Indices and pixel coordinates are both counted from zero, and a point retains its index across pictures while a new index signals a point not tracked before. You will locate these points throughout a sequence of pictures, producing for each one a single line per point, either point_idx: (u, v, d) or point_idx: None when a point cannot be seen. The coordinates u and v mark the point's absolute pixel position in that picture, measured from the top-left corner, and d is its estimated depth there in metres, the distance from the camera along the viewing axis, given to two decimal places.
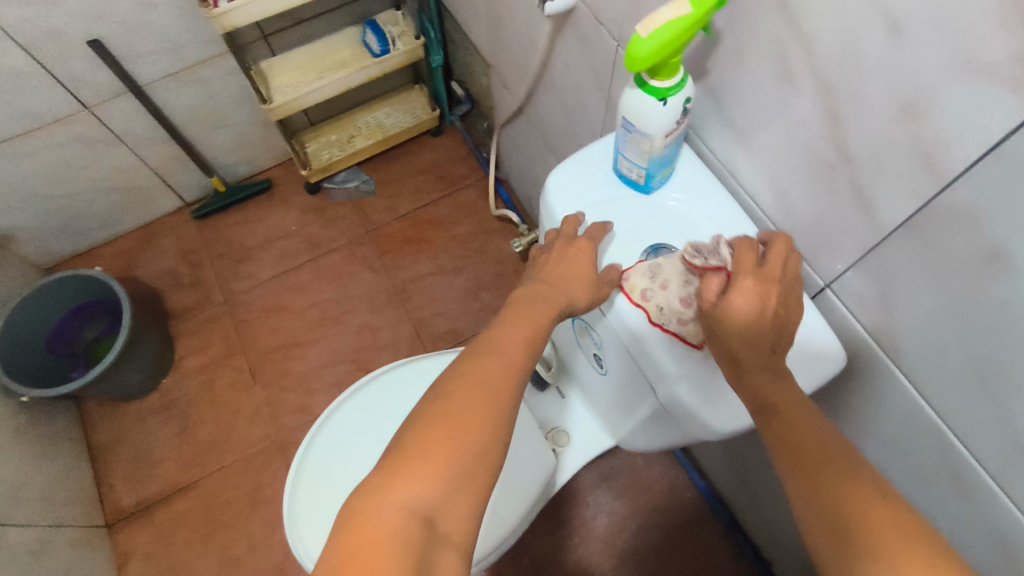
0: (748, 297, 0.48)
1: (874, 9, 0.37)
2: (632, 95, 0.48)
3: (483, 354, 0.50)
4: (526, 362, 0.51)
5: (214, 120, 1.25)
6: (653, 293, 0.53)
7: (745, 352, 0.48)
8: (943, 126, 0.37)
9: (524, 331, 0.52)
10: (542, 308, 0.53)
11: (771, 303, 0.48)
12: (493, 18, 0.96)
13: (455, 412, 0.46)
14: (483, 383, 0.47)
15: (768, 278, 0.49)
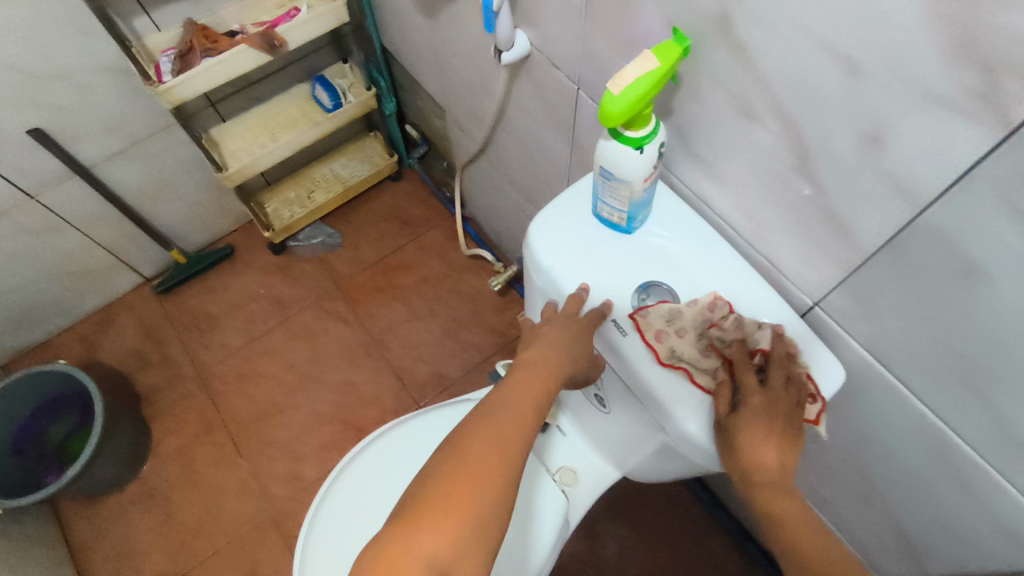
0: (757, 419, 0.50)
1: (830, 53, 0.39)
2: (608, 146, 0.50)
3: (495, 413, 0.50)
4: (534, 423, 0.51)
5: (166, 192, 1.22)
6: (668, 335, 0.54)
7: (756, 471, 0.49)
8: (911, 156, 0.38)
9: (532, 391, 0.53)
10: (548, 370, 0.55)
11: (778, 422, 0.50)
12: (443, 65, 0.97)
13: (470, 468, 0.46)
14: (497, 440, 0.48)
15: (775, 395, 0.51)
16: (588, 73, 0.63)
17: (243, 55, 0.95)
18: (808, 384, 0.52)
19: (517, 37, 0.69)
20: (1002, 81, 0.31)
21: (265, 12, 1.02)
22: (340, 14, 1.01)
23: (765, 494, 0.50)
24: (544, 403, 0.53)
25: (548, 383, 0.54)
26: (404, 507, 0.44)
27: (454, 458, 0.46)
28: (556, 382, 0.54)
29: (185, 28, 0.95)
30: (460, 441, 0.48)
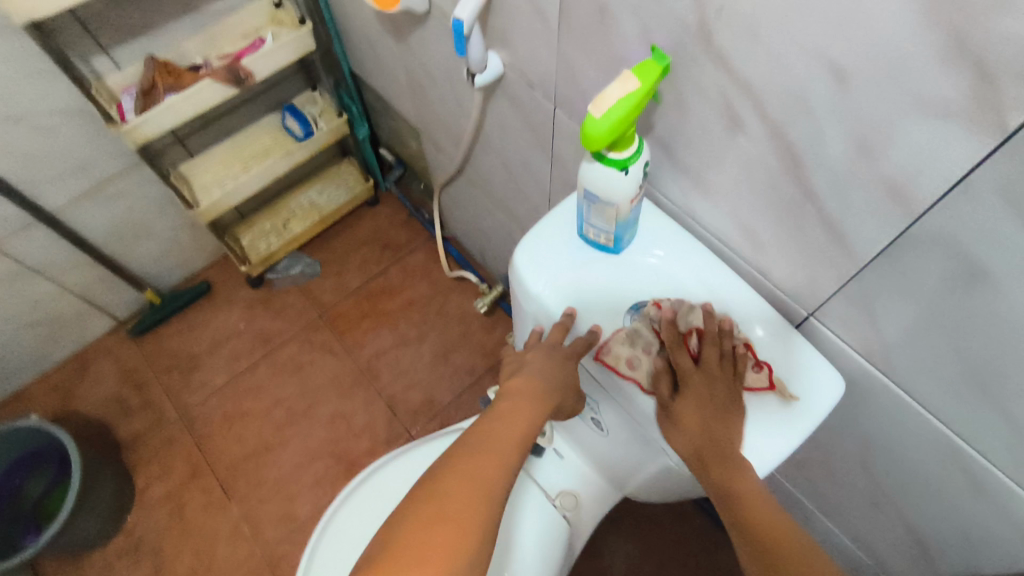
0: (698, 399, 0.51)
1: (817, 62, 0.38)
2: (592, 168, 0.48)
3: (473, 452, 0.49)
4: (517, 462, 0.51)
5: (138, 232, 1.18)
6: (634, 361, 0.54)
7: (706, 449, 0.50)
8: (904, 163, 0.38)
9: (513, 427, 0.52)
10: (530, 403, 0.54)
11: (719, 401, 0.51)
12: (416, 87, 0.95)
13: (450, 510, 0.45)
14: (475, 478, 0.47)
15: (710, 372, 0.52)
16: (565, 91, 0.62)
17: (209, 89, 0.93)
18: (747, 355, 0.53)
19: (490, 58, 0.68)
20: (998, 85, 0.31)
21: (228, 44, 1.00)
22: (308, 41, 0.99)
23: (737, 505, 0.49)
24: (528, 440, 0.52)
25: (533, 418, 0.53)
26: (380, 550, 0.43)
27: (434, 500, 0.45)
28: (539, 416, 0.54)
29: (148, 65, 0.92)
30: (440, 481, 0.47)
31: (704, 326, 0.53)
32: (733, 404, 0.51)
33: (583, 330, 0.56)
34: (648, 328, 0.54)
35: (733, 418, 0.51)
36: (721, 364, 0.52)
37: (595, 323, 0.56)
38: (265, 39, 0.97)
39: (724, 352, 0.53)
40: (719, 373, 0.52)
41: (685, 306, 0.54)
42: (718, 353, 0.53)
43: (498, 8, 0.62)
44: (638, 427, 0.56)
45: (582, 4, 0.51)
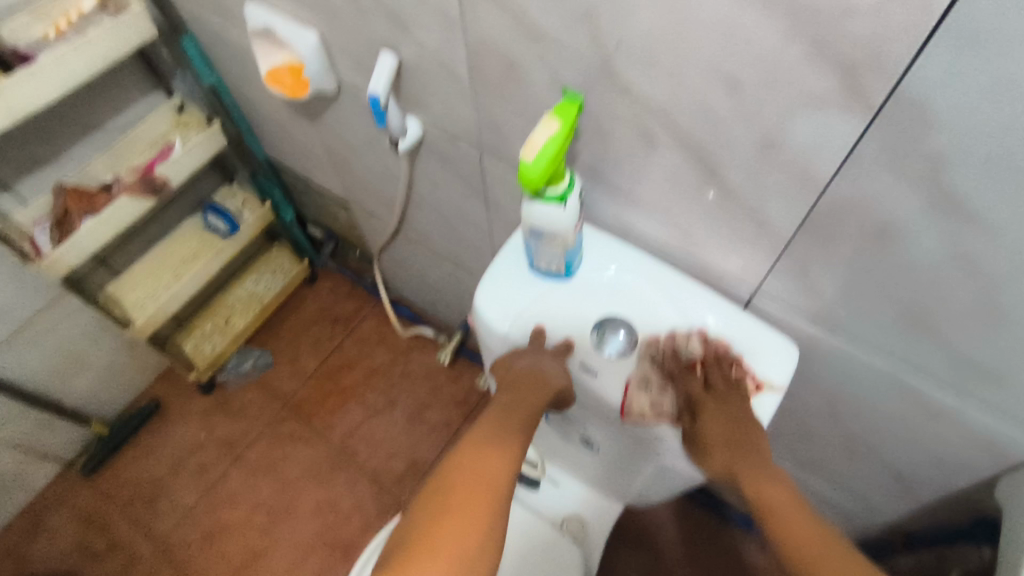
0: (721, 417, 0.55)
1: (708, 79, 0.43)
2: (534, 207, 0.52)
3: (479, 445, 0.54)
4: (516, 454, 0.55)
5: (72, 365, 1.13)
6: (653, 398, 0.56)
7: (738, 464, 0.55)
8: (802, 149, 0.43)
9: (513, 423, 0.57)
10: (528, 396, 0.57)
11: (738, 410, 0.55)
12: (338, 163, 0.97)
13: (460, 507, 0.49)
14: (482, 469, 0.52)
15: (722, 394, 0.56)
16: (488, 140, 0.66)
17: (127, 205, 0.91)
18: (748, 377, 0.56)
19: (409, 123, 0.71)
20: (862, 74, 0.36)
21: (136, 154, 0.97)
22: (219, 139, 1.00)
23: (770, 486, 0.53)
24: (525, 434, 0.57)
25: (528, 411, 0.57)
26: (400, 547, 0.47)
27: (443, 496, 0.50)
28: (539, 403, 0.57)
29: (56, 194, 0.90)
30: (449, 479, 0.51)
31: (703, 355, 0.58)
32: (747, 415, 0.56)
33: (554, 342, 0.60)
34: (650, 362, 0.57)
35: (752, 425, 0.55)
36: (725, 380, 0.57)
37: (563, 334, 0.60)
38: (173, 145, 0.97)
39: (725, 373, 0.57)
40: (728, 392, 0.56)
41: (686, 335, 0.58)
42: (720, 372, 0.57)
43: (409, 78, 0.65)
44: (629, 435, 0.59)
45: (490, 62, 0.55)
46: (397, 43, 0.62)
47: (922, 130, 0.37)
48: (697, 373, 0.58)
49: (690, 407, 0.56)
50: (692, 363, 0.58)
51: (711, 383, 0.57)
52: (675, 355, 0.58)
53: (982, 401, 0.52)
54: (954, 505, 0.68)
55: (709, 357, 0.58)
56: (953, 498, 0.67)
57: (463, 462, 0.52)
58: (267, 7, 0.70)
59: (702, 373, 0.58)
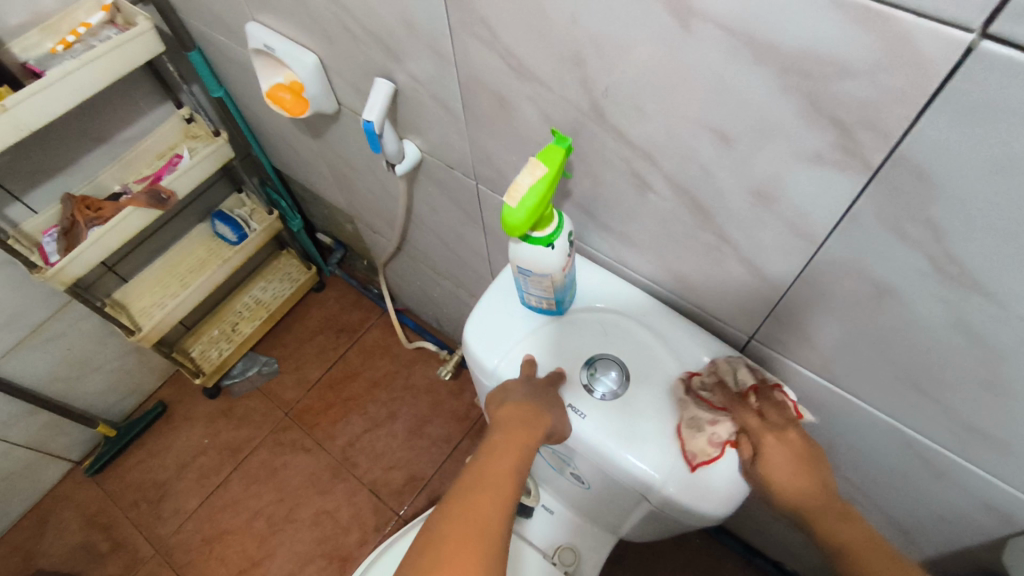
0: (786, 456, 0.50)
1: (700, 127, 0.41)
2: (520, 248, 0.51)
3: (470, 489, 0.48)
4: (512, 498, 0.49)
5: (80, 369, 1.14)
6: (705, 439, 0.51)
7: (809, 506, 0.50)
8: (796, 203, 0.41)
9: (508, 458, 0.51)
10: (523, 430, 0.52)
11: (797, 443, 0.50)
12: (341, 178, 0.97)
13: (448, 565, 0.43)
14: (473, 516, 0.46)
15: (777, 425, 0.51)
16: (483, 169, 0.65)
17: (132, 217, 0.92)
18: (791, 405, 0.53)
19: (406, 147, 0.70)
20: (857, 134, 0.34)
21: (146, 165, 1.00)
22: (225, 150, 1.00)
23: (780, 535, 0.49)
24: (522, 470, 0.51)
25: (522, 448, 0.51)
26: None
27: (430, 553, 0.44)
28: (534, 439, 0.52)
29: (64, 204, 0.92)
30: (437, 533, 0.45)
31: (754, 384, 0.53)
32: (810, 448, 0.51)
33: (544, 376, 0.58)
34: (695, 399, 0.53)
35: (816, 459, 0.50)
36: (776, 409, 0.52)
37: (552, 369, 0.58)
38: (182, 156, 0.98)
39: (773, 405, 0.52)
40: (779, 423, 0.51)
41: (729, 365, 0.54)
42: (772, 402, 0.52)
43: (405, 103, 0.64)
44: (615, 478, 0.58)
45: (482, 95, 0.54)
46: (391, 70, 0.61)
47: (921, 193, 0.35)
48: (749, 405, 0.52)
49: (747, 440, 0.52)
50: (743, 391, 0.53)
51: (764, 415, 0.52)
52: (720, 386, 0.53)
53: (986, 465, 0.49)
54: (958, 559, 0.65)
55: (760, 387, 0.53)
56: (957, 555, 0.64)
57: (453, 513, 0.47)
58: (267, 28, 0.70)
59: (755, 403, 0.52)
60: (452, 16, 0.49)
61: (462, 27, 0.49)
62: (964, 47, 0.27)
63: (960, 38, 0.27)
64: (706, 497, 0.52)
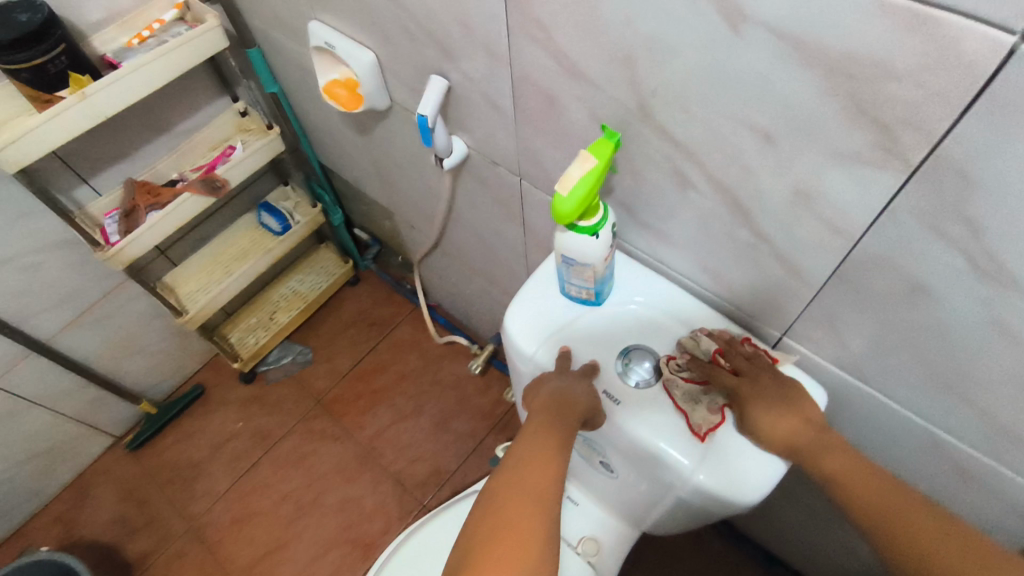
0: (766, 400, 0.54)
1: (745, 127, 0.44)
2: (566, 237, 0.53)
3: (521, 465, 0.53)
4: (557, 469, 0.53)
5: (127, 348, 1.20)
6: (696, 406, 0.56)
7: (797, 440, 0.53)
8: (835, 201, 0.43)
9: (552, 436, 0.55)
10: (562, 412, 0.56)
11: (774, 386, 0.55)
12: (385, 174, 1.00)
13: (507, 529, 0.49)
14: (525, 487, 0.51)
15: (753, 375, 0.55)
16: (527, 165, 0.68)
17: (188, 203, 0.97)
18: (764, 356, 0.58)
19: (453, 143, 0.73)
20: (898, 133, 0.36)
21: (201, 155, 1.05)
22: (276, 143, 1.05)
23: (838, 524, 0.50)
24: (565, 446, 0.55)
25: (564, 428, 0.56)
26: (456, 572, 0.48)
27: (489, 522, 0.50)
28: (573, 418, 0.56)
29: (126, 188, 0.97)
30: (494, 503, 0.51)
31: (721, 348, 0.57)
32: (788, 389, 0.54)
33: (581, 364, 0.60)
34: (683, 374, 0.58)
35: (797, 396, 0.54)
36: (752, 360, 0.57)
37: (588, 358, 0.60)
38: (236, 148, 1.03)
39: (742, 361, 0.57)
40: (752, 375, 0.55)
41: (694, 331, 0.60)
42: (742, 357, 0.57)
43: (456, 101, 0.68)
44: (645, 466, 0.60)
45: (533, 94, 0.57)
46: (446, 68, 0.64)
47: (959, 191, 0.36)
48: (723, 368, 0.57)
49: (731, 399, 0.56)
50: (714, 359, 0.57)
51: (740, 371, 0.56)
52: (695, 354, 0.58)
53: (1014, 465, 0.50)
54: None
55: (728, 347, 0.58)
56: None
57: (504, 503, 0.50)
58: (328, 27, 0.74)
59: (726, 364, 0.57)
60: (510, 18, 0.52)
61: (519, 28, 0.52)
62: (1006, 49, 0.29)
63: (1004, 40, 0.29)
64: (735, 486, 0.54)
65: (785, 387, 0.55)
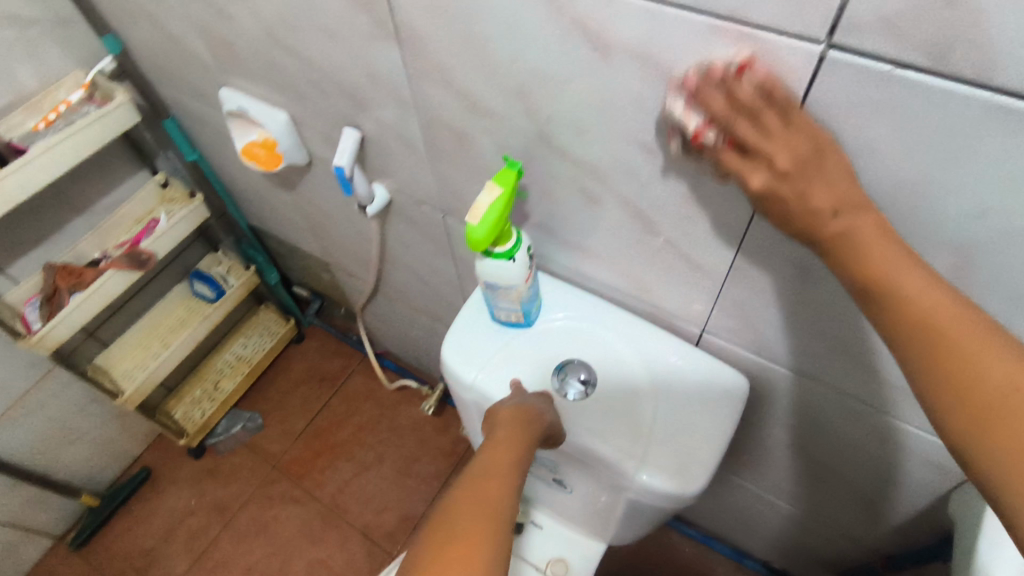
0: (795, 187, 0.37)
1: (632, 143, 0.48)
2: (486, 264, 0.56)
3: (478, 474, 0.49)
4: (516, 484, 0.50)
5: (62, 438, 1.14)
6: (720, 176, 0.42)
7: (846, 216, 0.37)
8: (719, 200, 0.47)
9: (511, 453, 0.52)
10: (522, 432, 0.55)
11: (808, 159, 0.36)
12: (315, 227, 1.02)
13: (463, 525, 0.44)
14: (483, 491, 0.47)
15: (775, 143, 0.36)
16: (448, 201, 0.71)
17: (112, 280, 0.95)
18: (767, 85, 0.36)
19: (375, 189, 0.76)
20: None
21: (124, 231, 1.02)
22: (201, 210, 1.05)
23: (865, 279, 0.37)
24: (524, 463, 0.52)
25: (522, 445, 0.53)
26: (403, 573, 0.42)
27: (443, 521, 0.45)
28: (531, 439, 0.54)
29: (46, 272, 0.93)
30: (447, 505, 0.46)
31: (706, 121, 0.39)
32: (822, 157, 0.36)
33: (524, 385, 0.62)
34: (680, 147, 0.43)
35: (829, 165, 0.37)
36: (763, 125, 0.36)
37: (528, 379, 0.63)
38: (158, 219, 1.01)
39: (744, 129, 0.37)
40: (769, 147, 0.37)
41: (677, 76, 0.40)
42: (744, 115, 0.37)
43: (372, 148, 0.71)
44: (593, 475, 0.62)
45: (443, 133, 0.61)
46: (358, 118, 0.67)
47: None
48: (720, 147, 0.39)
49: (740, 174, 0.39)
50: (702, 141, 0.40)
51: (743, 143, 0.38)
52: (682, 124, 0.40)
53: (919, 421, 0.55)
54: (918, 524, 0.69)
55: (724, 107, 0.37)
56: (916, 519, 0.69)
57: (448, 510, 0.46)
58: (240, 91, 0.76)
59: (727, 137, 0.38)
60: (409, 66, 0.55)
61: (420, 75, 0.55)
62: (818, 57, 0.34)
63: (813, 49, 0.34)
64: (679, 480, 0.57)
65: (815, 151, 0.36)
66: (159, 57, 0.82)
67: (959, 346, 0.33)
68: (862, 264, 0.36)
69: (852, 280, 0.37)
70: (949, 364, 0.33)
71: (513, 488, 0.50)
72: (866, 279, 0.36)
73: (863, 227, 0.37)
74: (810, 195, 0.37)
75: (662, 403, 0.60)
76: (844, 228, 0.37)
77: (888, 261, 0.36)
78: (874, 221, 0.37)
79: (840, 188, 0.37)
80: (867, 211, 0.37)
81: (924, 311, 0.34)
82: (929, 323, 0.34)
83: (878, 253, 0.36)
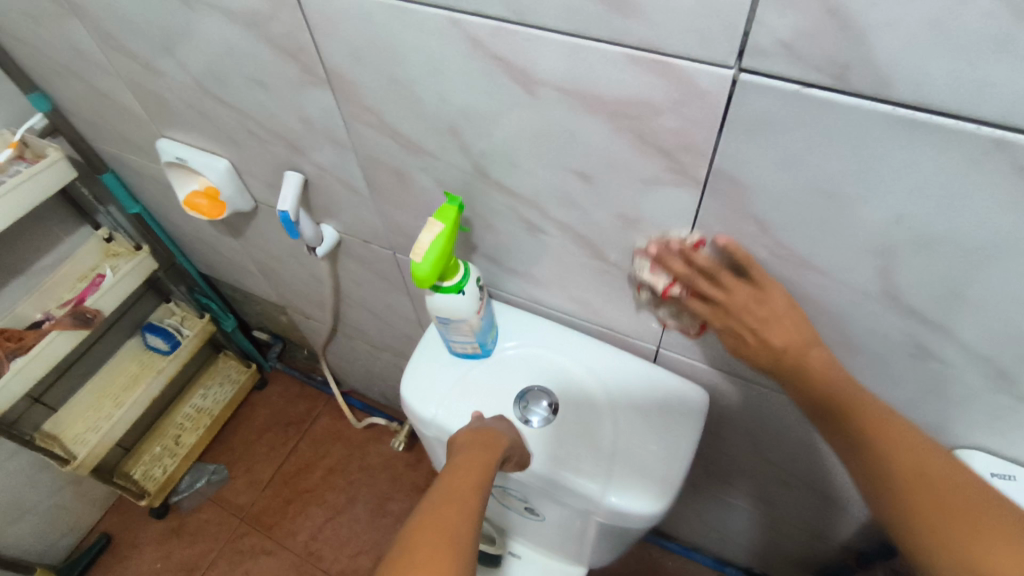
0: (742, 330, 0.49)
1: (566, 171, 0.49)
2: (436, 299, 0.56)
3: (440, 499, 0.48)
4: (480, 505, 0.48)
5: (11, 512, 1.08)
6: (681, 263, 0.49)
7: (784, 338, 0.48)
8: (655, 221, 0.48)
9: (473, 474, 0.51)
10: (483, 453, 0.53)
11: (759, 312, 0.47)
12: (267, 271, 1.00)
13: (425, 552, 0.41)
14: (446, 516, 0.45)
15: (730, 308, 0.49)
16: (396, 238, 0.70)
17: (57, 341, 0.92)
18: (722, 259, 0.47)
19: (323, 230, 0.75)
20: (681, 158, 0.42)
21: (67, 289, 0.99)
22: (148, 262, 1.03)
23: (797, 379, 0.48)
24: (488, 483, 0.51)
25: (485, 466, 0.52)
26: None
27: (406, 550, 0.42)
28: (494, 460, 0.53)
29: None
30: (410, 534, 0.44)
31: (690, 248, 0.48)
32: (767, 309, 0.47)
33: (485, 415, 0.62)
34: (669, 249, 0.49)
35: (776, 309, 0.47)
36: (722, 285, 0.48)
37: (488, 410, 0.62)
38: (104, 275, 0.99)
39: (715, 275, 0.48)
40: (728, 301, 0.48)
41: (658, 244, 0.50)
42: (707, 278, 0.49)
43: (315, 190, 0.70)
44: (561, 501, 0.62)
45: (382, 172, 0.61)
46: (298, 161, 0.67)
47: (741, 196, 0.43)
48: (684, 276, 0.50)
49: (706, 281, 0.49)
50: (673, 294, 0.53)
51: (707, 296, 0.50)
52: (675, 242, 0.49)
53: None
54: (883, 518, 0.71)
55: (685, 270, 0.50)
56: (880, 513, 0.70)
57: (411, 551, 0.42)
58: (176, 141, 0.75)
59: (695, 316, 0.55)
60: (343, 109, 0.55)
61: (353, 117, 0.55)
62: (729, 81, 0.36)
63: (724, 74, 0.35)
64: (646, 497, 0.57)
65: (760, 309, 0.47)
66: (91, 113, 0.80)
67: (882, 422, 0.45)
68: (799, 365, 0.48)
69: (807, 396, 0.48)
70: (867, 426, 0.45)
71: (477, 509, 0.48)
72: (805, 377, 0.48)
73: (800, 350, 0.48)
74: (764, 334, 0.48)
75: (623, 423, 0.61)
76: (796, 359, 0.48)
77: (818, 359, 0.48)
78: (820, 353, 0.48)
79: (794, 330, 0.47)
80: (815, 347, 0.48)
81: (850, 398, 0.46)
82: (857, 408, 0.46)
83: (811, 360, 0.48)
